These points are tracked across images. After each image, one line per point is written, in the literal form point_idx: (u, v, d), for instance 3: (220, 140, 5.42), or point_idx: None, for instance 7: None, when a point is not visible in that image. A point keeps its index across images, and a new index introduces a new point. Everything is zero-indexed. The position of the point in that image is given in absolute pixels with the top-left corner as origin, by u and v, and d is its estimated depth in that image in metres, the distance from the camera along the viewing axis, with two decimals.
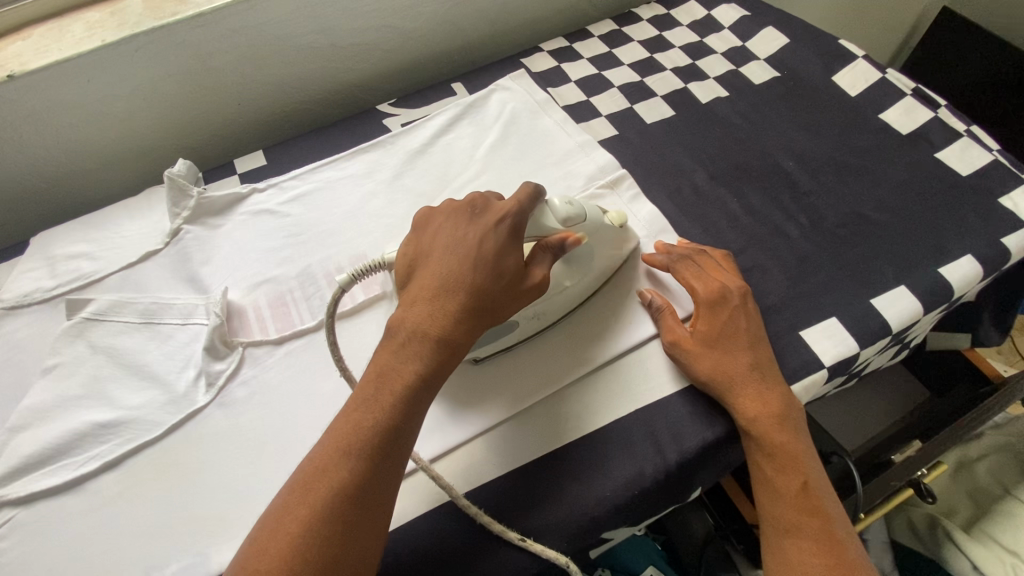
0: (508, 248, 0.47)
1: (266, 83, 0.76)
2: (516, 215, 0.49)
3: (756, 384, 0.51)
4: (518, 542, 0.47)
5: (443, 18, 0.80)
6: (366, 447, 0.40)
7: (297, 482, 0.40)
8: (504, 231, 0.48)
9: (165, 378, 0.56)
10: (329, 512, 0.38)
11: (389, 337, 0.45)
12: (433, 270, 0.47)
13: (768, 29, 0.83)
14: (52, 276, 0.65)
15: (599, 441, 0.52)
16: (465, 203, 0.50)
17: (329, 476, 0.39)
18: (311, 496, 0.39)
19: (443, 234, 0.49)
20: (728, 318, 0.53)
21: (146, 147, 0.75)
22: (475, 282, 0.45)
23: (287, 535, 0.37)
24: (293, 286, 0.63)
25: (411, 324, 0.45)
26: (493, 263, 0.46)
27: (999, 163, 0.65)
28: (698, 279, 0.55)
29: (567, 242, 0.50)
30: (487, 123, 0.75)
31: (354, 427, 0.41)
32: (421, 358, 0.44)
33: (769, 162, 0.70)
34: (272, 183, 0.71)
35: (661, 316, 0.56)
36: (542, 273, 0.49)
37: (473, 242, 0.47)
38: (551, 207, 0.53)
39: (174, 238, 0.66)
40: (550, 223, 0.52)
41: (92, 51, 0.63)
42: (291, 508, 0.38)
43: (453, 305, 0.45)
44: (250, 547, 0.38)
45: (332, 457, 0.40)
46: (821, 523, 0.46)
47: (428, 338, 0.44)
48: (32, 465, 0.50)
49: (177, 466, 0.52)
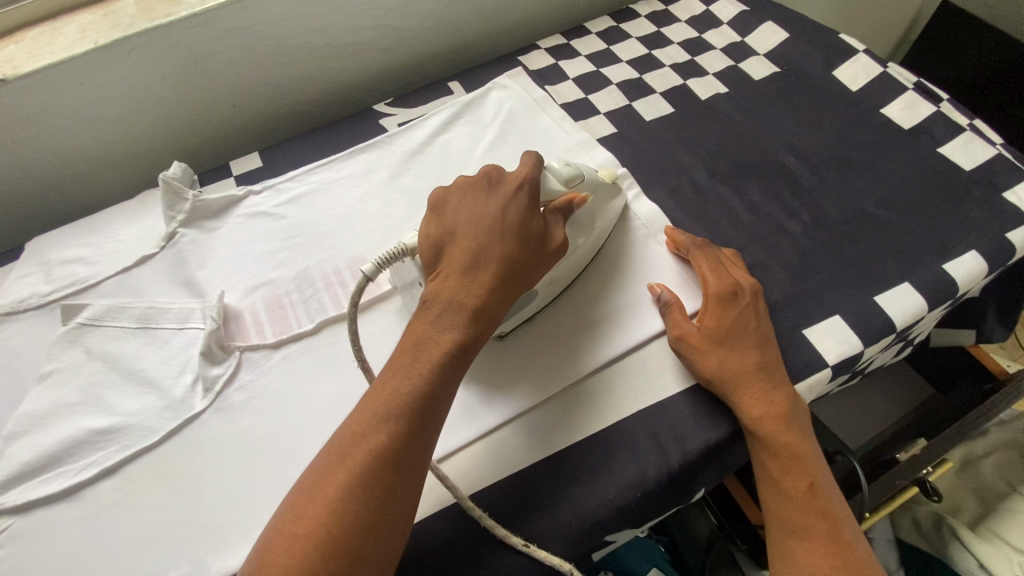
0: (532, 219, 0.49)
1: (261, 84, 0.75)
2: (531, 182, 0.50)
3: (763, 382, 0.50)
4: (520, 546, 0.46)
5: (438, 17, 0.80)
6: (406, 410, 0.41)
7: (333, 449, 0.39)
8: (522, 197, 0.49)
9: (162, 384, 0.55)
10: (370, 474, 0.38)
11: (423, 307, 0.45)
12: (461, 241, 0.47)
13: (767, 24, 0.82)
14: (47, 281, 0.64)
15: (602, 441, 0.52)
16: (480, 176, 0.51)
17: (368, 440, 0.39)
18: (350, 461, 0.38)
19: (466, 206, 0.49)
20: (739, 315, 0.53)
21: (141, 150, 0.74)
22: (505, 250, 0.46)
23: (326, 499, 0.37)
24: (291, 289, 0.62)
25: (447, 295, 0.45)
26: (521, 232, 0.48)
27: (1002, 157, 0.65)
28: (711, 271, 0.55)
29: (573, 203, 0.53)
30: (485, 121, 0.74)
31: (392, 394, 0.41)
32: (456, 325, 0.44)
33: (769, 158, 0.69)
34: (268, 185, 0.70)
35: (669, 309, 0.55)
36: (560, 233, 0.51)
37: (499, 212, 0.48)
38: (551, 170, 0.54)
39: (170, 242, 0.65)
40: (554, 186, 0.53)
41: (85, 53, 0.62)
42: (330, 474, 0.38)
43: (486, 274, 0.46)
44: (285, 515, 0.37)
45: (370, 422, 0.40)
46: (827, 525, 0.46)
47: (462, 306, 0.45)
48: (29, 473, 0.50)
49: (176, 473, 0.51)
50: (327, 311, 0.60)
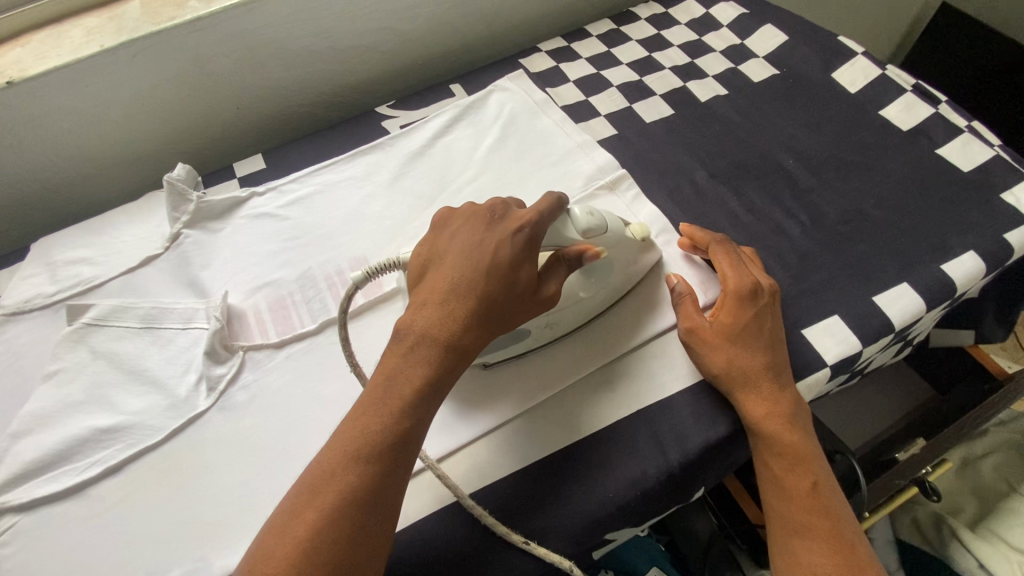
0: (523, 260, 0.46)
1: (264, 86, 0.75)
2: (533, 225, 0.47)
3: (769, 383, 0.50)
4: (521, 544, 0.47)
5: (440, 20, 0.80)
6: (374, 454, 0.39)
7: (303, 486, 0.39)
8: (520, 239, 0.46)
9: (166, 383, 0.56)
10: (333, 518, 0.37)
11: (396, 340, 0.44)
12: (446, 275, 0.45)
13: (767, 26, 0.83)
14: (52, 282, 0.65)
15: (600, 441, 0.52)
16: (484, 207, 0.49)
17: (334, 481, 0.38)
18: (319, 501, 0.38)
19: (458, 237, 0.47)
20: (754, 315, 0.52)
21: (145, 152, 0.74)
22: (488, 290, 0.44)
23: (291, 541, 0.36)
24: (293, 290, 0.62)
25: (420, 329, 0.43)
26: (508, 271, 0.45)
27: (1000, 158, 0.65)
28: (731, 267, 0.54)
29: (586, 255, 0.48)
30: (486, 123, 0.74)
31: (362, 433, 0.40)
32: (431, 365, 0.42)
33: (769, 160, 0.69)
34: (272, 186, 0.71)
35: (681, 300, 0.55)
36: (555, 287, 0.48)
37: (489, 247, 0.45)
38: (572, 216, 0.51)
39: (174, 242, 0.66)
40: (569, 235, 0.50)
41: (90, 57, 0.63)
42: (300, 512, 0.37)
43: (463, 311, 0.43)
44: (258, 550, 0.37)
45: (338, 463, 0.39)
46: (830, 524, 0.46)
47: (439, 346, 0.43)
48: (34, 471, 0.50)
49: (180, 471, 0.52)
50: (329, 312, 0.60)
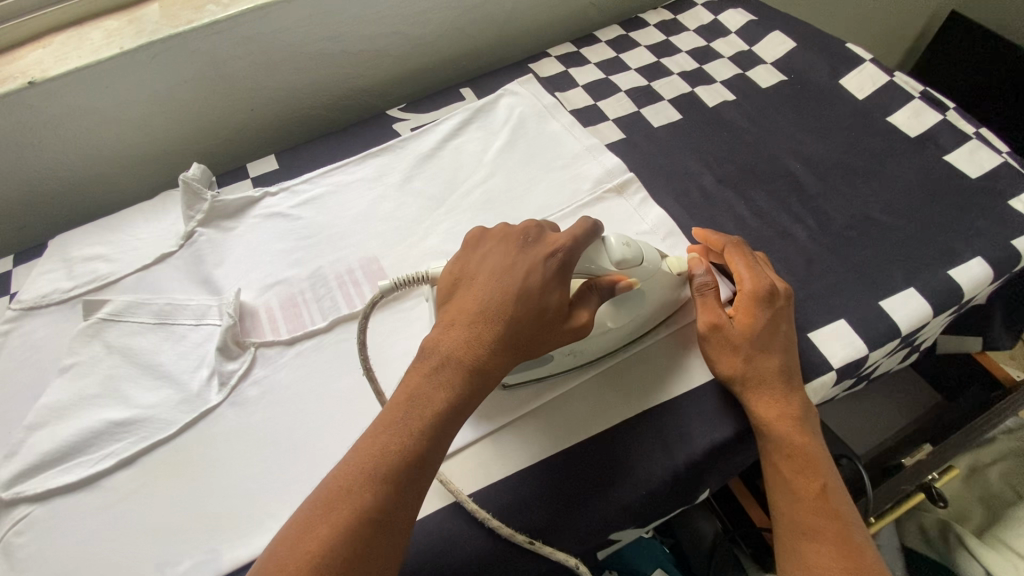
0: (553, 287, 0.45)
1: (277, 88, 0.77)
2: (569, 251, 0.46)
3: (781, 386, 0.50)
4: (525, 544, 0.48)
5: (451, 25, 0.81)
6: (392, 471, 0.40)
7: (320, 498, 0.39)
8: (554, 264, 0.46)
9: (178, 377, 0.57)
10: (350, 534, 0.37)
11: (421, 358, 0.45)
12: (473, 295, 0.46)
13: (775, 33, 0.83)
14: (69, 278, 0.66)
15: (608, 445, 0.52)
16: (520, 230, 0.49)
17: (353, 496, 0.39)
18: (334, 516, 0.38)
19: (491, 260, 0.47)
20: (770, 318, 0.52)
21: (160, 152, 0.76)
22: (512, 313, 0.44)
23: (304, 554, 0.37)
24: (304, 288, 0.63)
25: (444, 349, 0.44)
26: (537, 298, 0.44)
27: (1009, 165, 0.65)
28: (748, 268, 0.54)
29: (618, 285, 0.49)
30: (496, 127, 0.75)
31: (381, 450, 0.40)
32: (452, 385, 0.43)
33: (776, 165, 0.70)
34: (284, 186, 0.72)
35: (704, 294, 0.55)
36: (588, 313, 0.47)
37: (519, 271, 0.45)
38: (607, 245, 0.50)
39: (188, 240, 0.67)
40: (602, 263, 0.49)
41: (111, 58, 0.65)
42: (314, 526, 0.38)
43: (490, 335, 0.43)
44: (271, 558, 0.38)
45: (357, 480, 0.39)
46: (839, 526, 0.46)
47: (462, 366, 0.43)
48: (50, 462, 0.51)
49: (191, 464, 0.53)
50: (340, 310, 0.61)
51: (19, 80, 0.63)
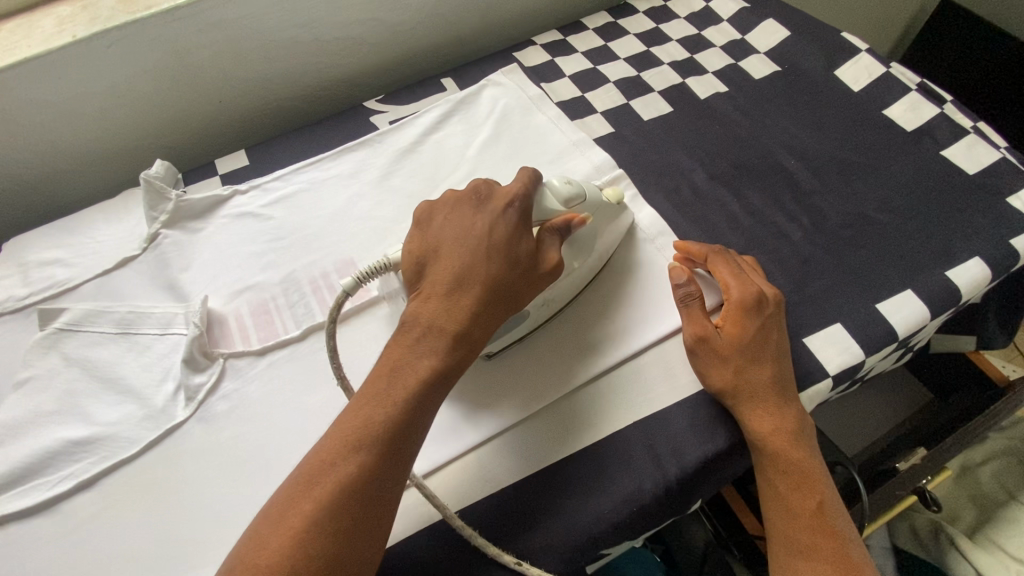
0: (519, 236, 0.47)
1: (246, 78, 0.72)
2: (523, 199, 0.48)
3: (775, 398, 0.48)
4: (512, 565, 0.44)
5: (431, 11, 0.77)
6: (376, 441, 0.39)
7: (300, 476, 0.38)
8: (512, 213, 0.47)
9: (142, 392, 0.54)
10: (335, 506, 0.36)
11: (401, 332, 0.44)
12: (445, 262, 0.45)
13: (769, 21, 0.80)
14: (24, 284, 0.62)
15: (599, 456, 0.50)
16: (469, 190, 0.49)
17: (335, 469, 0.38)
18: (316, 492, 0.37)
19: (450, 226, 0.48)
20: (759, 328, 0.50)
21: (122, 147, 0.71)
22: (490, 272, 0.45)
23: (286, 532, 0.35)
24: (277, 293, 0.60)
25: (426, 319, 0.44)
26: (508, 250, 0.46)
27: (1007, 161, 0.63)
28: (733, 276, 0.52)
29: (573, 222, 0.50)
30: (479, 120, 0.72)
31: (363, 422, 0.39)
32: (437, 352, 0.43)
33: (769, 160, 0.67)
34: (254, 184, 0.68)
35: (690, 304, 0.52)
36: (556, 254, 0.48)
37: (485, 229, 0.46)
38: (551, 188, 0.51)
39: (152, 243, 0.63)
40: (551, 205, 0.51)
41: (62, 48, 0.60)
42: (294, 504, 0.37)
43: (470, 297, 0.44)
44: (249, 544, 0.36)
45: (339, 452, 0.38)
46: (836, 545, 0.44)
47: (445, 333, 0.43)
48: (2, 486, 0.48)
49: (156, 485, 0.50)
50: (314, 317, 0.58)
51: None
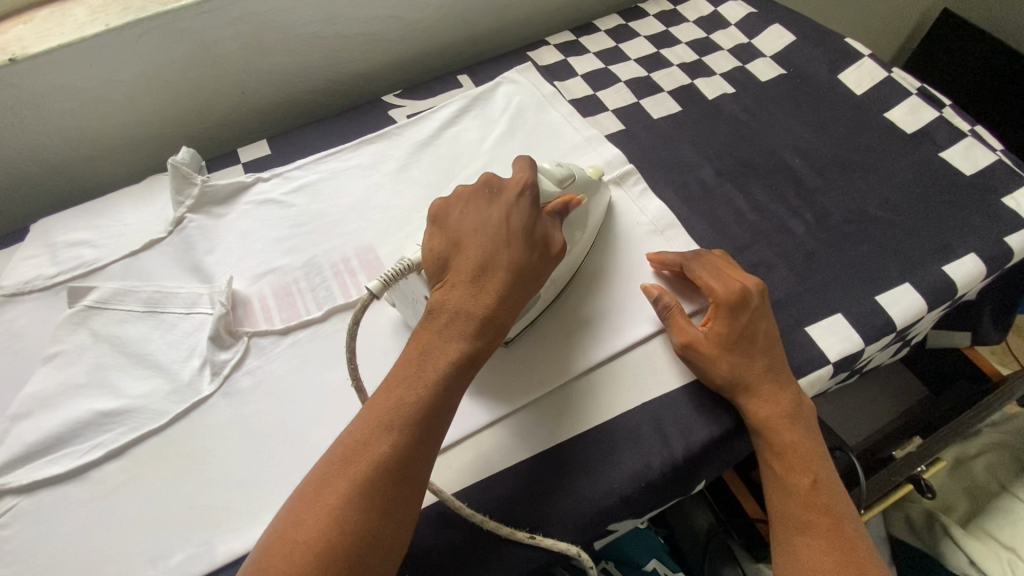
0: (534, 224, 0.50)
1: (269, 70, 0.74)
2: (532, 189, 0.51)
3: (770, 385, 0.51)
4: (527, 539, 0.46)
5: (449, 10, 0.80)
6: (407, 421, 0.41)
7: (337, 456, 0.40)
8: (525, 203, 0.50)
9: (168, 367, 0.56)
10: (372, 482, 0.38)
11: (427, 317, 0.46)
12: (467, 253, 0.48)
13: (775, 26, 0.83)
14: (53, 264, 0.64)
15: (609, 434, 0.52)
16: (481, 184, 0.52)
17: (370, 448, 0.40)
18: (353, 470, 0.39)
19: (468, 217, 0.50)
20: (747, 323, 0.52)
21: (147, 135, 0.74)
22: (511, 259, 0.47)
23: (327, 508, 0.37)
24: (299, 276, 0.62)
25: (451, 305, 0.45)
26: (523, 237, 0.48)
27: (1002, 163, 0.66)
28: (713, 279, 0.54)
29: (570, 204, 0.53)
30: (494, 115, 0.74)
31: (395, 404, 0.42)
32: (465, 334, 0.45)
33: (775, 158, 0.70)
34: (277, 172, 0.70)
35: (670, 314, 0.54)
36: (562, 239, 0.51)
37: (502, 219, 0.49)
38: (542, 176, 0.54)
39: (178, 227, 0.65)
40: (547, 187, 0.54)
41: (95, 36, 0.62)
42: (332, 483, 0.39)
43: (493, 283, 0.46)
44: (288, 522, 0.38)
45: (372, 433, 0.40)
46: (831, 521, 0.46)
47: (470, 317, 0.45)
48: (34, 453, 0.50)
49: (183, 455, 0.52)
50: (335, 299, 0.60)
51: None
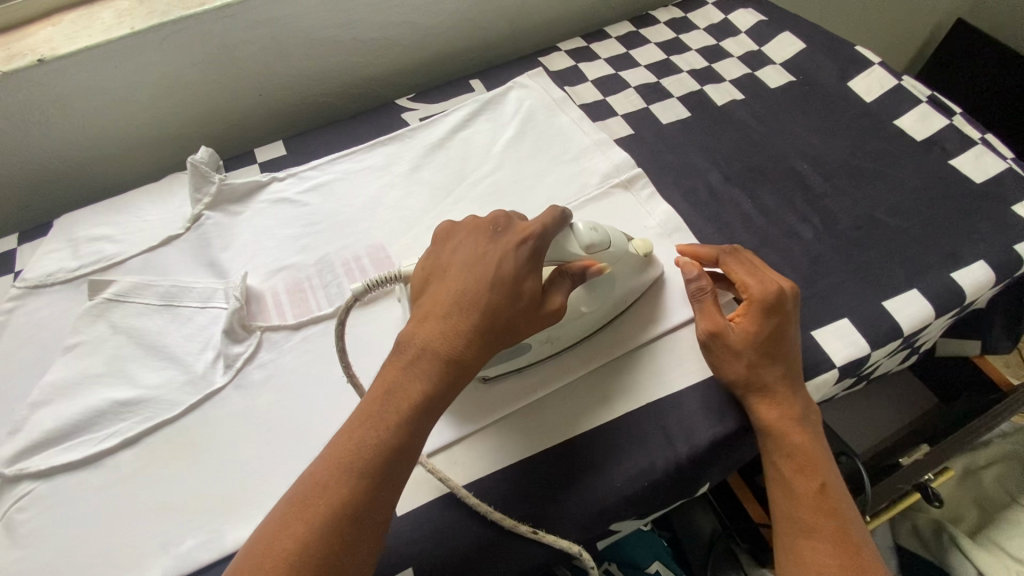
0: (526, 273, 0.46)
1: (286, 74, 0.76)
2: (539, 239, 0.47)
3: (784, 389, 0.51)
4: (529, 533, 0.48)
5: (463, 17, 0.81)
6: (368, 467, 0.39)
7: (295, 496, 0.39)
8: (525, 251, 0.46)
9: (183, 359, 0.57)
10: (324, 530, 0.37)
11: (397, 353, 0.44)
12: (447, 286, 0.46)
13: (785, 34, 0.84)
14: (74, 257, 0.66)
15: (615, 433, 0.53)
16: (488, 221, 0.49)
17: (328, 491, 0.38)
18: (309, 513, 0.38)
19: (460, 253, 0.48)
20: (777, 325, 0.51)
21: (167, 134, 0.76)
22: (490, 302, 0.44)
23: (280, 551, 0.36)
24: (311, 273, 0.64)
25: (421, 341, 0.44)
26: (510, 284, 0.45)
27: (1013, 170, 0.66)
28: (752, 276, 0.53)
29: (589, 269, 0.50)
30: (505, 119, 0.76)
31: (357, 446, 0.40)
32: (431, 377, 0.43)
33: (783, 164, 0.70)
34: (292, 172, 0.72)
35: (703, 301, 0.54)
36: (560, 299, 0.48)
37: (492, 260, 0.46)
38: (574, 231, 0.51)
39: (195, 223, 0.67)
40: (572, 249, 0.50)
41: (120, 38, 0.64)
42: (287, 525, 0.37)
43: (466, 325, 0.44)
44: (244, 558, 0.37)
45: (331, 476, 0.39)
46: (836, 525, 0.46)
47: (438, 358, 0.43)
48: (52, 440, 0.52)
49: (196, 445, 0.53)
50: (345, 296, 0.61)
51: (29, 57, 0.62)
